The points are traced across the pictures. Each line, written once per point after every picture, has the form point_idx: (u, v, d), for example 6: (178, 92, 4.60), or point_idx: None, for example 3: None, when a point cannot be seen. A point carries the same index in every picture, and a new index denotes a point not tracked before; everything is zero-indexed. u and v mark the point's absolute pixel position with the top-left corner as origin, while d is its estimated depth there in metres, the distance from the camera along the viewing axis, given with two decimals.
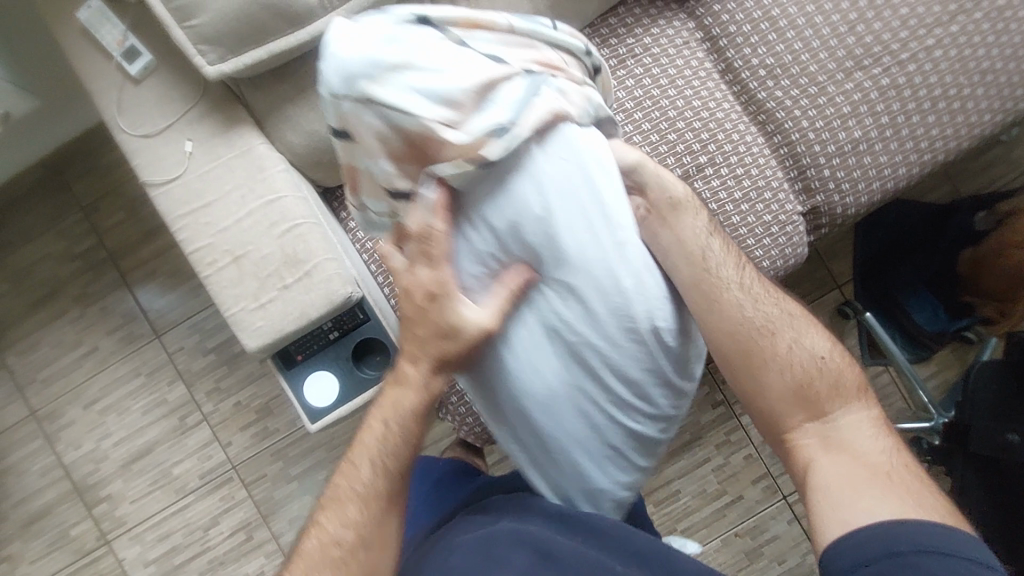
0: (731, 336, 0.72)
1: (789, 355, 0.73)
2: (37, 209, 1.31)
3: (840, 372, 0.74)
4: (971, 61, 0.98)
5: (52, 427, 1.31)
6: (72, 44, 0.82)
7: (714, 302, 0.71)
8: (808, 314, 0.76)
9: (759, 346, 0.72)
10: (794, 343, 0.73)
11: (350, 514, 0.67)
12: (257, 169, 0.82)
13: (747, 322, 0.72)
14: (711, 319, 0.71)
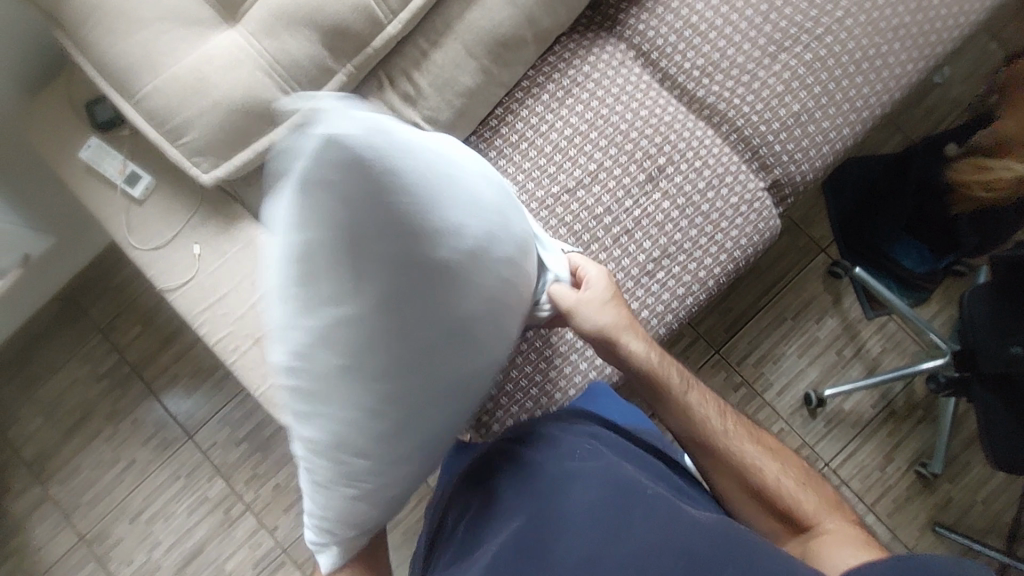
0: (735, 471, 0.83)
1: (776, 482, 0.82)
2: (59, 339, 1.38)
3: (804, 486, 0.83)
4: (881, 22, 1.07)
5: (103, 547, 1.33)
6: (80, 181, 0.91)
7: (720, 452, 0.83)
8: (777, 444, 0.87)
9: (755, 476, 0.82)
10: (777, 472, 0.83)
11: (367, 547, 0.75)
12: (262, 256, 0.89)
13: (747, 458, 0.83)
14: (719, 466, 0.83)
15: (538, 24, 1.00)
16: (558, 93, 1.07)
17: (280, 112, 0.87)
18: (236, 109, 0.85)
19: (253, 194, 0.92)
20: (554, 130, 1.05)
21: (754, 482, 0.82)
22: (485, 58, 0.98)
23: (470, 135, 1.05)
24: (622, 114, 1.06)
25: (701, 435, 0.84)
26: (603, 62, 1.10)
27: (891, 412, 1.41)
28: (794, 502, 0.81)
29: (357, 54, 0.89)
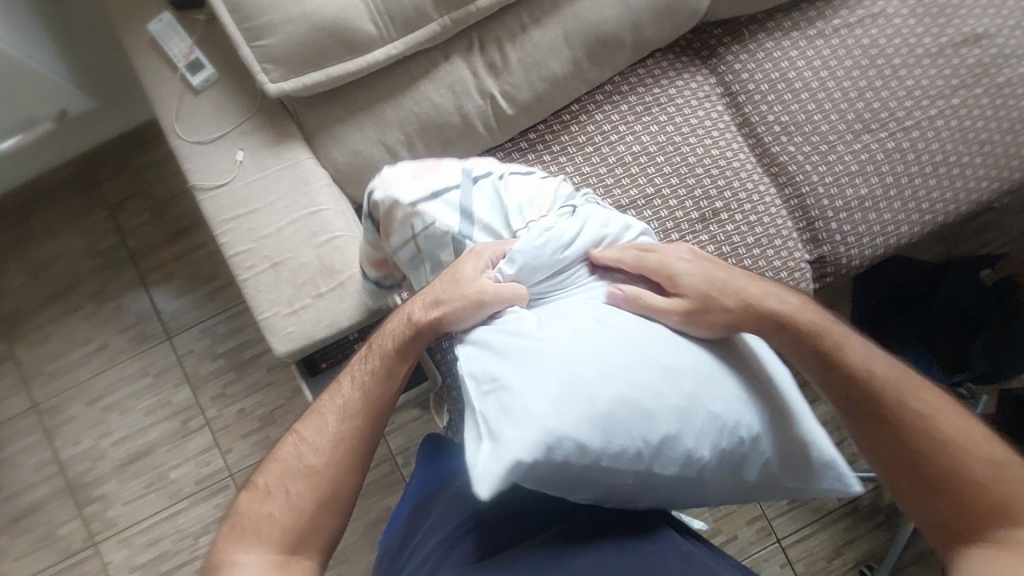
0: (905, 451, 0.64)
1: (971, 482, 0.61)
2: (66, 203, 1.34)
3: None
4: (970, 132, 1.06)
5: (52, 421, 1.30)
6: (141, 53, 0.87)
7: (892, 420, 0.66)
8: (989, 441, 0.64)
9: (935, 465, 0.63)
10: (974, 470, 0.62)
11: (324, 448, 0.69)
12: (302, 182, 0.86)
13: (929, 443, 0.64)
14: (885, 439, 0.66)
15: (641, 33, 0.97)
16: (637, 107, 1.05)
17: (364, 43, 0.83)
18: (323, 27, 0.81)
19: (311, 117, 0.89)
20: (622, 143, 1.03)
21: (932, 472, 0.63)
22: (580, 51, 0.95)
23: (539, 122, 1.02)
24: (694, 146, 1.04)
25: (874, 395, 0.67)
26: (690, 90, 1.08)
27: (853, 509, 1.39)
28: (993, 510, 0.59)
29: (457, 9, 0.86)
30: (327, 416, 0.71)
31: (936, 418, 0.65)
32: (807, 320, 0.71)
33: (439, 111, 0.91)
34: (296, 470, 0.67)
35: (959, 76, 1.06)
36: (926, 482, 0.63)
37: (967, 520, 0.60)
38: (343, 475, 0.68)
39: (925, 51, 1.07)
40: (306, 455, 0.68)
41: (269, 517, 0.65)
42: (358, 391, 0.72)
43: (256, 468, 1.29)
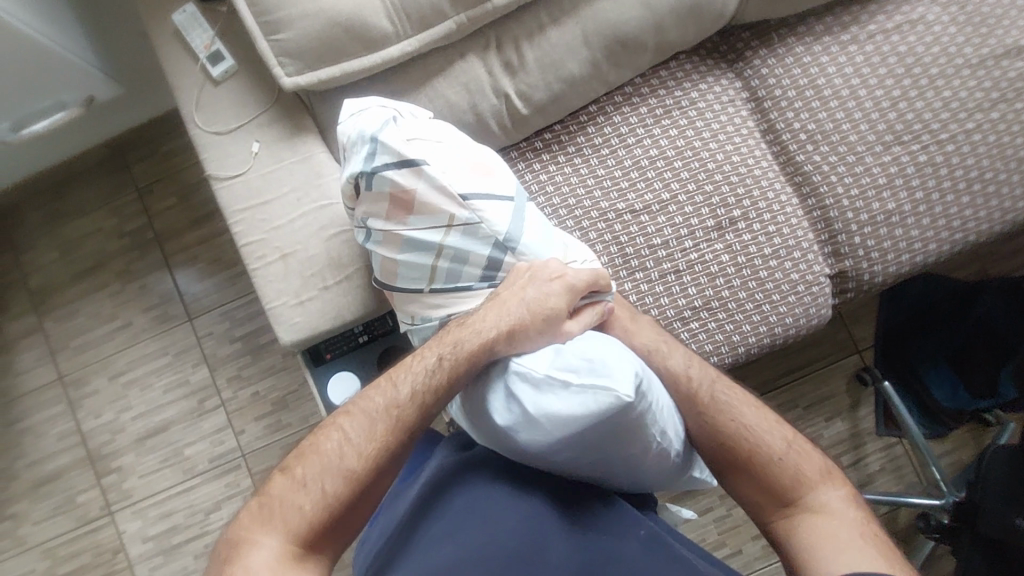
0: (717, 446, 0.76)
1: (771, 465, 0.73)
2: (97, 185, 1.39)
3: (805, 463, 0.73)
4: (1010, 148, 1.00)
5: (77, 393, 1.36)
6: (165, 42, 0.89)
7: (704, 424, 0.77)
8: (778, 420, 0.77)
9: (742, 454, 0.74)
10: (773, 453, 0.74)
11: (365, 450, 0.68)
12: (314, 175, 0.87)
13: (735, 437, 0.75)
14: (704, 439, 0.77)
15: (663, 35, 0.95)
16: (657, 110, 1.02)
17: (380, 40, 0.84)
18: (339, 22, 0.81)
19: (326, 112, 0.90)
20: (639, 146, 1.01)
21: (745, 464, 0.74)
22: (599, 52, 0.93)
23: (555, 122, 1.01)
24: (713, 152, 1.01)
25: (699, 407, 0.77)
26: (713, 94, 1.05)
27: None
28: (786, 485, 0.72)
29: (474, 7, 0.86)
30: (380, 425, 0.70)
31: (744, 417, 0.76)
32: (643, 342, 0.82)
33: (452, 109, 0.90)
34: (335, 471, 0.67)
35: (1001, 88, 1.01)
36: (742, 473, 0.74)
37: (779, 497, 0.72)
38: (376, 485, 0.69)
39: (966, 61, 1.02)
40: (347, 457, 0.68)
41: (301, 512, 0.65)
42: (414, 406, 0.71)
43: (265, 451, 1.32)
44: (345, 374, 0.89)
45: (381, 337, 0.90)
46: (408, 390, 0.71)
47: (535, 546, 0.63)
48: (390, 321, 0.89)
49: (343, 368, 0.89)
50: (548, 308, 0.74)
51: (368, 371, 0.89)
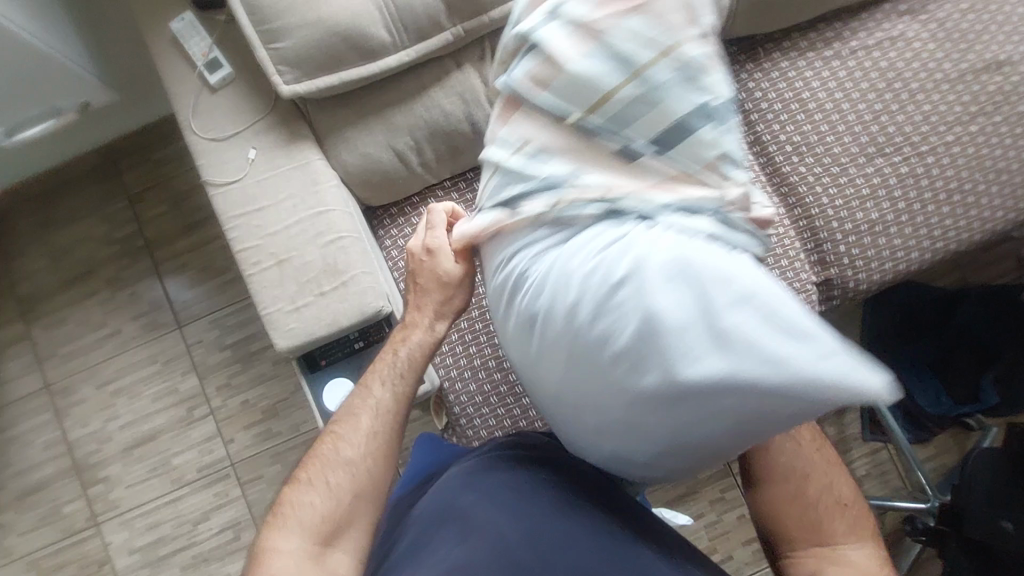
0: (783, 472, 0.75)
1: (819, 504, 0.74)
2: (88, 191, 1.38)
3: (852, 515, 0.74)
4: (987, 160, 1.03)
5: (63, 402, 1.34)
6: (162, 51, 0.89)
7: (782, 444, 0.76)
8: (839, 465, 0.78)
9: (797, 486, 0.75)
10: (825, 495, 0.75)
11: (336, 482, 0.70)
12: (311, 182, 0.88)
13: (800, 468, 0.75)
14: (775, 459, 0.75)
15: None
16: None
17: (378, 50, 0.85)
18: (337, 32, 0.83)
19: (324, 120, 0.91)
20: None
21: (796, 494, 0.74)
22: None
23: None
24: None
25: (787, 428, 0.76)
26: None
27: None
28: (827, 525, 0.73)
29: (471, 19, 0.87)
30: (361, 417, 0.74)
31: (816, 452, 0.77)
32: None
33: (449, 118, 0.92)
34: (337, 464, 0.72)
35: (978, 103, 1.04)
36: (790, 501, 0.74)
37: (816, 532, 0.73)
38: (375, 471, 0.72)
39: (945, 76, 1.06)
40: (344, 450, 0.72)
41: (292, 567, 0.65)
42: (388, 393, 0.75)
43: (255, 460, 1.31)
44: (342, 381, 0.89)
45: (377, 343, 0.90)
46: (353, 416, 0.74)
47: (531, 544, 0.64)
48: (385, 327, 0.90)
49: (339, 375, 0.90)
50: (445, 274, 0.75)
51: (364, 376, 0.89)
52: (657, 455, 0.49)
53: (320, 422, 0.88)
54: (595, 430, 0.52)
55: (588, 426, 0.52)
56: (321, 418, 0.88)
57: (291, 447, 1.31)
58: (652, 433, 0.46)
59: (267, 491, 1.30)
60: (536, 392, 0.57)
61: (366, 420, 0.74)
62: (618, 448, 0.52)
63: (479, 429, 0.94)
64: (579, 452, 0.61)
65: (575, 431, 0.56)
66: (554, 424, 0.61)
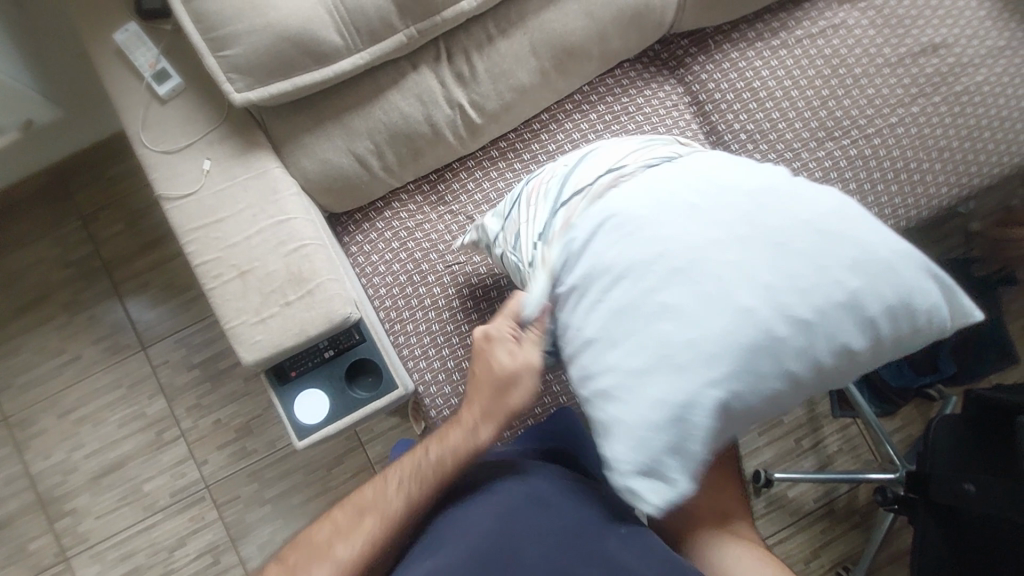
0: None
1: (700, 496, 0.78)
2: (39, 213, 1.33)
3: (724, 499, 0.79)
4: (930, 139, 1.08)
5: (23, 434, 1.28)
6: (107, 64, 0.87)
7: None
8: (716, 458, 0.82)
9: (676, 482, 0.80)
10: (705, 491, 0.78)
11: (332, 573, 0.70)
12: (270, 191, 0.86)
13: None
14: None
15: (608, 44, 0.99)
16: (606, 116, 1.06)
17: (330, 53, 0.84)
18: (287, 37, 0.82)
19: (280, 128, 0.90)
20: None
21: None
22: (547, 61, 0.96)
23: (510, 131, 1.03)
24: None
25: None
26: (658, 99, 1.09)
27: (829, 511, 1.37)
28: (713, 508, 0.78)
29: (424, 20, 0.87)
30: (368, 519, 0.72)
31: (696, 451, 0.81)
32: None
33: (407, 121, 0.92)
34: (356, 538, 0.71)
35: (918, 85, 1.09)
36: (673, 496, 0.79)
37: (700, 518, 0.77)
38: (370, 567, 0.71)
39: (885, 61, 1.10)
40: (366, 524, 0.72)
41: None
42: (400, 501, 0.73)
43: (231, 480, 1.28)
44: (314, 392, 0.88)
45: (348, 351, 0.89)
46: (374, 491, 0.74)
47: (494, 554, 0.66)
48: (355, 334, 0.89)
49: (310, 386, 0.88)
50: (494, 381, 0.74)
51: (335, 385, 0.88)
52: (826, 287, 0.56)
53: (291, 435, 0.86)
54: (829, 258, 0.56)
55: (835, 253, 0.57)
56: (294, 430, 0.86)
57: (268, 463, 1.28)
58: (876, 240, 0.58)
59: (246, 511, 1.27)
60: (777, 217, 0.58)
61: (384, 506, 0.73)
62: (823, 278, 0.56)
63: None
64: (742, 310, 0.55)
65: (816, 256, 0.57)
66: (762, 254, 0.56)
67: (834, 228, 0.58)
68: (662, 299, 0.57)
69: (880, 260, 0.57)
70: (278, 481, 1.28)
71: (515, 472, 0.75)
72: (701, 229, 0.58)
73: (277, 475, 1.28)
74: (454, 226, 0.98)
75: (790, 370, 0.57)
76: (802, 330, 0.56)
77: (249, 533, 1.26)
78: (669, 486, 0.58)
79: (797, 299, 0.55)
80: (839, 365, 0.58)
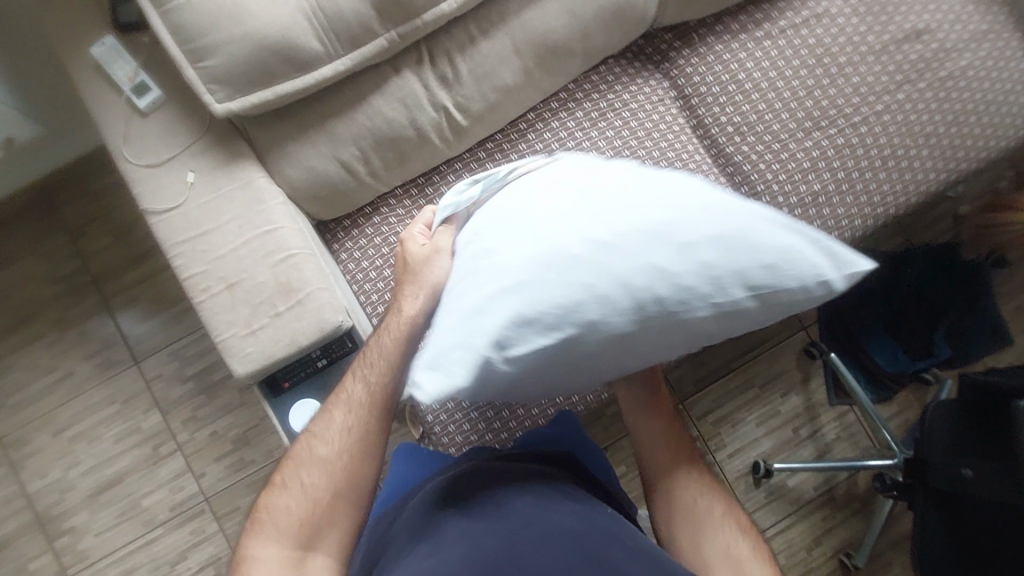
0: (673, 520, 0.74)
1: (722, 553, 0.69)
2: (25, 230, 1.32)
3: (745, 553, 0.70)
4: (916, 125, 1.08)
5: (18, 454, 1.27)
6: (84, 78, 0.86)
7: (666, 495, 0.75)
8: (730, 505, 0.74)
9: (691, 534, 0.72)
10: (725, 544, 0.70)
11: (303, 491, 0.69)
12: (255, 201, 0.86)
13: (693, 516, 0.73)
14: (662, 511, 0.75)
15: (591, 41, 0.99)
16: (593, 113, 1.06)
17: (311, 60, 0.84)
18: (267, 45, 0.81)
19: (263, 137, 0.89)
20: (580, 148, 1.04)
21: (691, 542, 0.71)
22: (531, 60, 0.96)
23: (496, 131, 1.03)
24: (650, 150, 1.05)
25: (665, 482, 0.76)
26: (644, 95, 1.09)
27: (829, 499, 1.38)
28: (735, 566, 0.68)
29: (405, 23, 0.87)
30: (332, 417, 0.73)
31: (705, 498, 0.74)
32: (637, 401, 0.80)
33: (392, 125, 0.91)
34: (310, 466, 0.70)
35: (902, 72, 1.09)
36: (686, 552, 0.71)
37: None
38: (337, 501, 0.69)
39: (869, 49, 1.10)
40: (317, 451, 0.71)
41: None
42: (344, 408, 0.73)
43: (230, 491, 1.27)
44: (308, 401, 0.87)
45: (341, 359, 0.89)
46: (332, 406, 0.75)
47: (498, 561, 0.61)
48: (347, 342, 0.88)
49: (304, 396, 0.88)
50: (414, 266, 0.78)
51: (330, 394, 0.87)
52: (651, 237, 0.56)
53: (287, 445, 0.85)
54: (660, 215, 0.57)
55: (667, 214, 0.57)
56: (290, 441, 0.86)
57: (266, 474, 1.28)
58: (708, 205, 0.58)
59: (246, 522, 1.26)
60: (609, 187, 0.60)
61: (336, 418, 0.73)
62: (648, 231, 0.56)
63: (454, 435, 0.93)
64: (558, 256, 0.56)
65: (655, 213, 0.57)
66: (622, 208, 0.58)
67: (672, 195, 0.59)
68: (532, 226, 0.59)
69: (775, 235, 0.56)
70: None
71: (510, 474, 0.73)
72: (557, 204, 0.60)
73: None
74: None
75: (605, 317, 0.56)
76: (623, 278, 0.55)
77: None
78: (446, 381, 0.56)
79: (622, 248, 0.56)
80: (665, 320, 0.57)
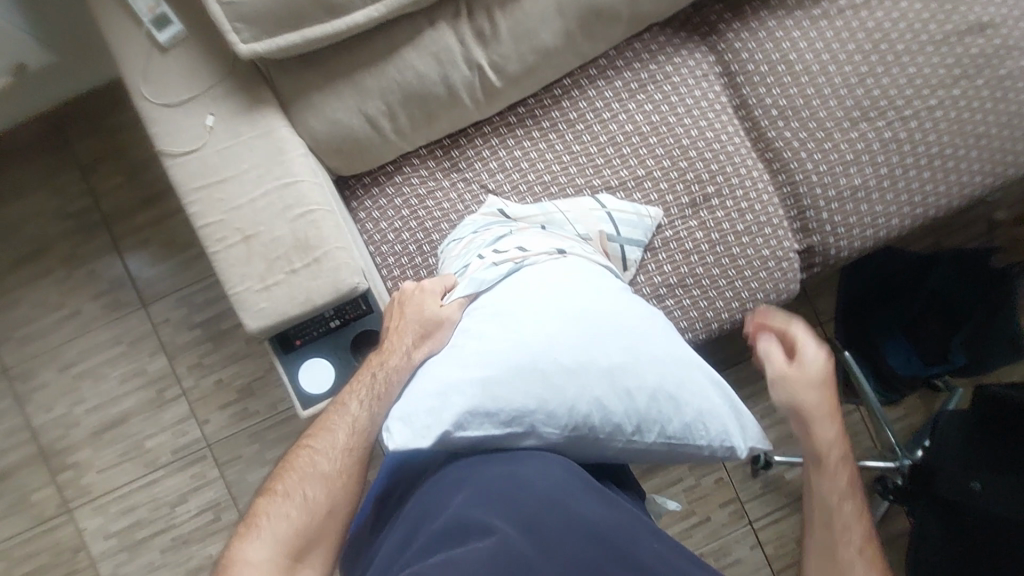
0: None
1: None
2: (35, 162, 1.28)
3: None
4: (968, 125, 1.03)
5: (23, 387, 1.27)
6: (103, 4, 0.81)
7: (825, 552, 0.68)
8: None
9: None
10: None
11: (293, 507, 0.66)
12: (275, 151, 0.82)
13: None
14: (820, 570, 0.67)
15: (638, 6, 0.93)
16: (632, 84, 1.01)
17: (343, 4, 0.79)
18: None
19: (287, 83, 0.85)
20: (615, 121, 0.99)
21: None
22: (574, 22, 0.90)
23: (529, 96, 0.98)
24: (688, 129, 1.00)
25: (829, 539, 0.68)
26: (687, 69, 1.04)
27: None
28: None
29: None
30: (319, 441, 0.70)
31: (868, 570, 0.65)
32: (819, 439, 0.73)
33: (423, 81, 0.87)
34: (313, 479, 0.68)
35: (962, 65, 1.03)
36: None
37: None
38: (335, 515, 0.67)
39: (930, 38, 1.03)
40: (319, 465, 0.69)
41: None
42: (342, 433, 0.70)
43: (233, 440, 1.28)
44: (319, 361, 0.86)
45: (354, 321, 0.87)
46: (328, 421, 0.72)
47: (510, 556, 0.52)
48: (362, 304, 0.86)
49: (315, 356, 0.86)
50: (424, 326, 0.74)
51: (341, 356, 0.86)
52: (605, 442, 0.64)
53: (296, 404, 0.84)
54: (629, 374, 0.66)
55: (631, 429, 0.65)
56: (298, 400, 0.84)
57: (270, 425, 1.28)
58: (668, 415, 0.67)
59: (247, 470, 1.27)
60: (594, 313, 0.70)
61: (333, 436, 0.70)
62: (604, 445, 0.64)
63: None
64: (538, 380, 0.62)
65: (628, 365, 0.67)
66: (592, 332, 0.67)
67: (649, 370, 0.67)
68: (519, 322, 0.67)
69: (699, 400, 0.68)
70: (279, 443, 1.28)
71: (531, 463, 0.60)
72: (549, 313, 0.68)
73: (278, 438, 1.28)
74: (467, 196, 0.95)
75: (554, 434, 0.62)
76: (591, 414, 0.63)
77: (250, 493, 1.27)
78: (410, 437, 0.60)
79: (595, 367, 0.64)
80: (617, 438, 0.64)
